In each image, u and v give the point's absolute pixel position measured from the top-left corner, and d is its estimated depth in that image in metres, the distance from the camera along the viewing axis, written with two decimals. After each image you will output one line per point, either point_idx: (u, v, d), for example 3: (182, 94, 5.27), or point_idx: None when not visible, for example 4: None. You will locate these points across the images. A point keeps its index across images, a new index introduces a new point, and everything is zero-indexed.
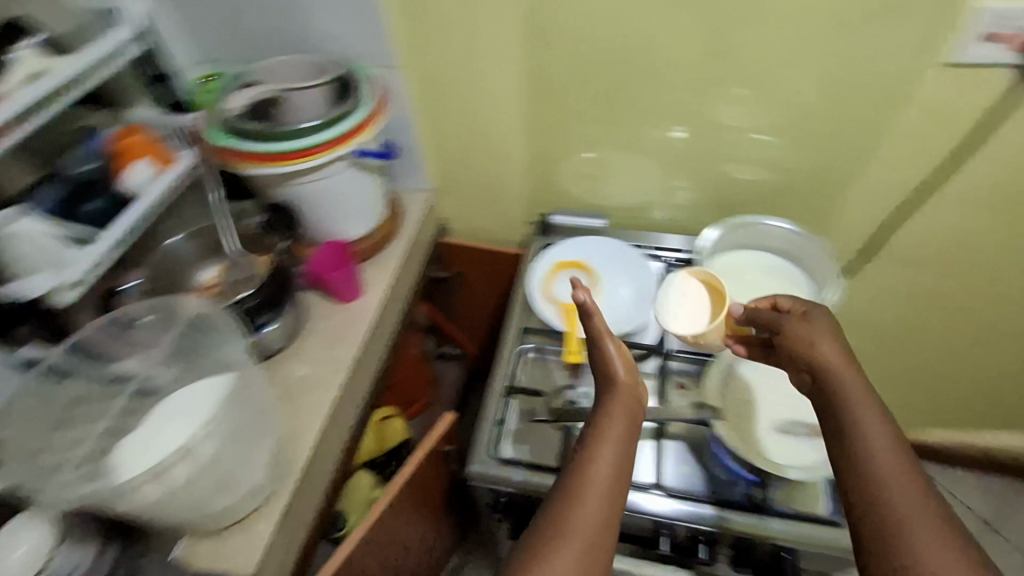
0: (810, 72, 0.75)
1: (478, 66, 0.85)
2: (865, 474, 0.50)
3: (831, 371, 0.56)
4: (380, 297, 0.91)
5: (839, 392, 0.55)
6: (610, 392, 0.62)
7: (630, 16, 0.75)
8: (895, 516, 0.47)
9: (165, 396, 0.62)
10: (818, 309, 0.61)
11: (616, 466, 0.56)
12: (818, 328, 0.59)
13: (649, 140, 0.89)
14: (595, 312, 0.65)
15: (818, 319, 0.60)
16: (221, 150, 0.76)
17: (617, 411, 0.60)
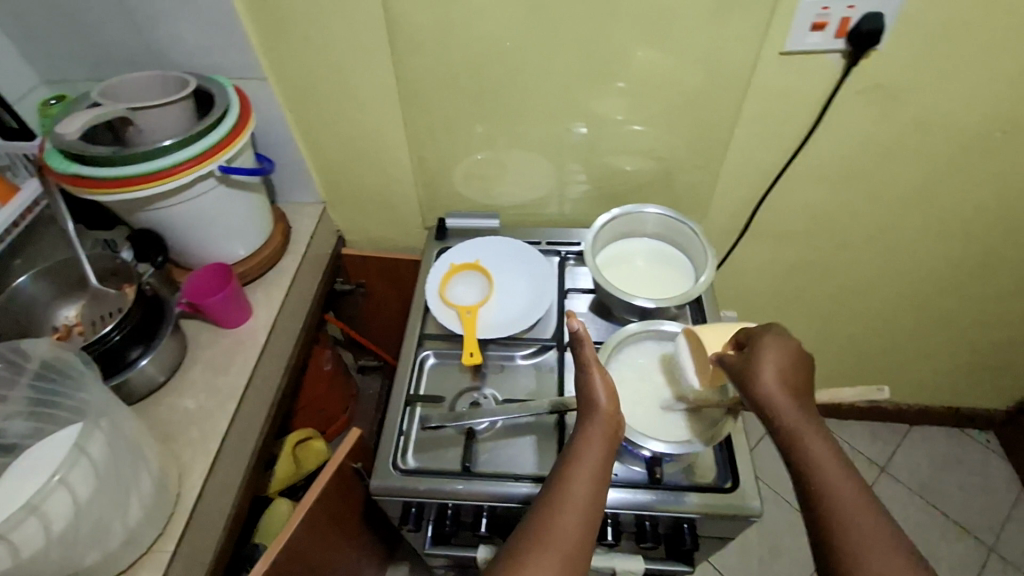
0: (667, 66, 0.79)
1: (349, 74, 0.84)
2: (815, 495, 0.52)
3: (777, 403, 0.56)
4: (272, 317, 0.88)
5: (791, 422, 0.56)
6: (591, 417, 0.62)
7: (491, 20, 0.76)
8: (844, 531, 0.50)
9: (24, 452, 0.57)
10: (767, 339, 0.60)
11: (594, 488, 0.57)
12: (769, 358, 0.58)
13: (530, 139, 0.91)
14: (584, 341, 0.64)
15: (766, 348, 0.59)
16: (64, 178, 0.70)
17: (597, 435, 0.61)
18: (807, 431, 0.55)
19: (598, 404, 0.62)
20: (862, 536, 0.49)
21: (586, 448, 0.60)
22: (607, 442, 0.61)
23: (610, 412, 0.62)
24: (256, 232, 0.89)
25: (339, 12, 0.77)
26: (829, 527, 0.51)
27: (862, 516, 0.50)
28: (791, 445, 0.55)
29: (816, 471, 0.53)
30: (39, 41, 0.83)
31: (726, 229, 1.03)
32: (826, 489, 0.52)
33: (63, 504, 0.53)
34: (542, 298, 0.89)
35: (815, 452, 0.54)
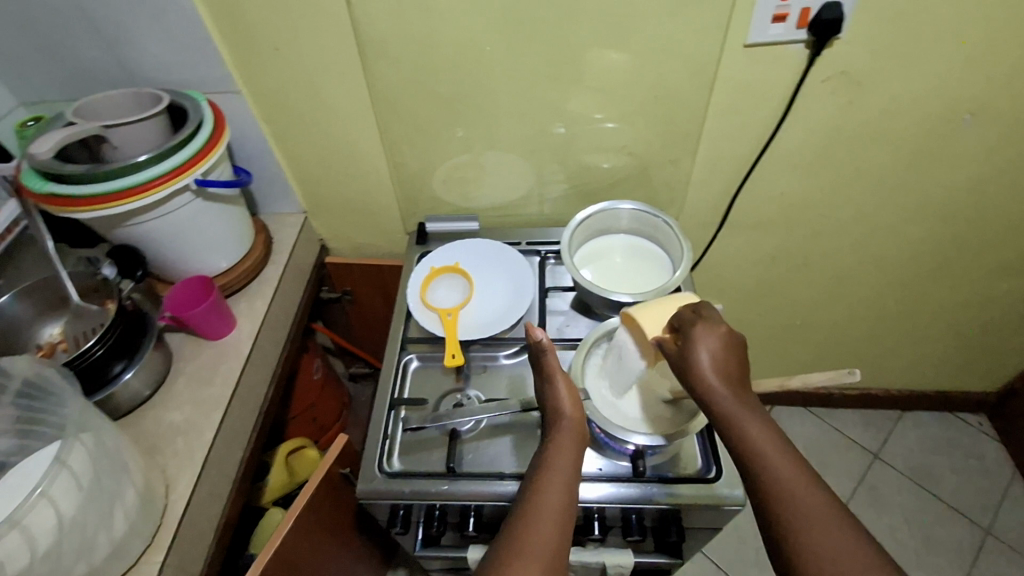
0: (635, 63, 0.80)
1: (320, 83, 0.85)
2: (764, 476, 0.54)
3: (716, 389, 0.58)
4: (255, 327, 0.89)
5: (731, 406, 0.57)
6: (559, 425, 0.65)
7: (458, 26, 0.77)
8: (796, 508, 0.51)
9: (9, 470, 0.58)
10: (699, 330, 0.62)
11: (566, 490, 0.59)
12: (702, 347, 0.60)
13: (505, 140, 0.92)
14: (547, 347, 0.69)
15: (698, 338, 0.61)
16: (42, 197, 0.70)
17: (566, 442, 0.63)
18: (745, 416, 0.57)
19: (563, 411, 0.65)
20: (807, 512, 0.51)
21: (555, 455, 0.62)
22: (575, 446, 0.63)
23: (575, 418, 0.65)
24: (236, 243, 0.90)
25: (308, 24, 0.78)
26: (781, 505, 0.52)
27: (805, 492, 0.52)
28: (735, 432, 0.57)
29: (759, 455, 0.54)
30: (15, 64, 0.84)
31: (705, 221, 1.04)
32: (772, 474, 0.53)
33: (46, 516, 0.54)
34: (522, 297, 0.90)
35: (756, 437, 0.55)
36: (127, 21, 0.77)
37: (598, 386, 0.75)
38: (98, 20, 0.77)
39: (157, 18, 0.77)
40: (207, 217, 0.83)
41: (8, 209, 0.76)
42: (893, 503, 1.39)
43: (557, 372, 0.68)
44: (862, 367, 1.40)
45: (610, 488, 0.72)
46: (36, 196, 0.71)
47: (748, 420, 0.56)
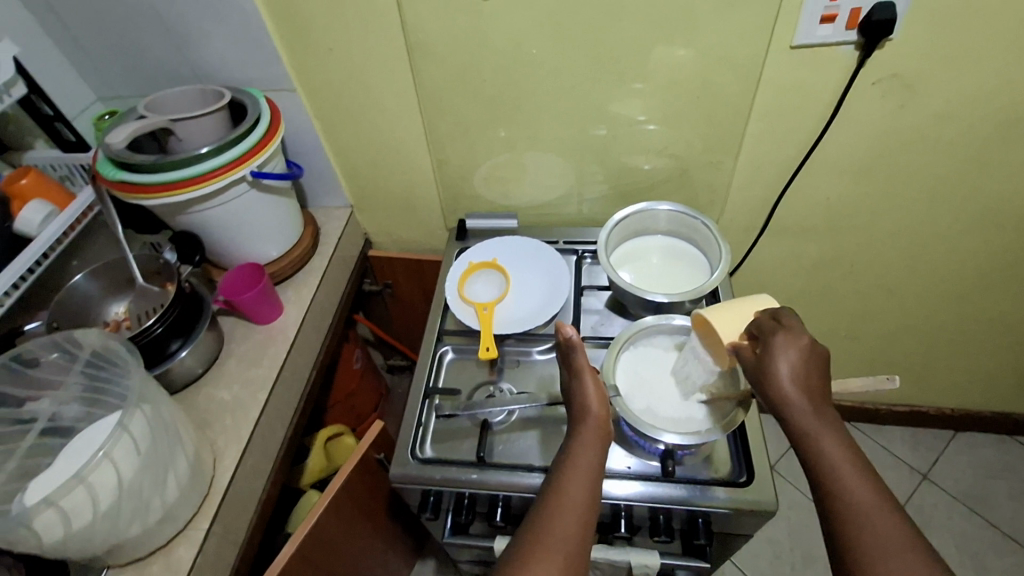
0: (677, 63, 0.80)
1: (368, 81, 0.88)
2: (835, 491, 0.53)
3: (794, 400, 0.56)
4: (301, 313, 0.93)
5: (806, 420, 0.56)
6: (583, 422, 0.65)
7: (502, 28, 0.78)
8: (864, 530, 0.50)
9: (83, 433, 0.64)
10: (779, 339, 0.59)
11: (588, 487, 0.59)
12: (784, 358, 0.58)
13: (545, 140, 0.93)
14: (577, 346, 0.67)
15: (778, 348, 0.59)
16: (112, 183, 0.76)
17: (590, 439, 0.63)
18: (821, 430, 0.55)
19: (589, 408, 0.65)
20: (876, 531, 0.50)
21: (576, 454, 0.62)
22: (599, 443, 0.63)
23: (602, 416, 0.65)
24: (285, 234, 0.94)
25: (359, 26, 0.81)
26: (850, 525, 0.51)
27: (876, 516, 0.51)
28: (809, 446, 0.55)
29: (830, 472, 0.54)
30: (96, 62, 0.91)
31: (747, 225, 1.03)
32: (843, 490, 0.52)
33: (107, 477, 0.58)
34: (557, 295, 0.90)
35: (832, 453, 0.54)
36: (195, 22, 0.83)
37: (630, 381, 0.75)
38: (170, 22, 0.83)
39: (221, 19, 0.82)
40: (260, 207, 0.87)
41: (85, 195, 0.80)
42: (943, 526, 1.32)
43: (586, 370, 0.67)
44: (910, 382, 1.34)
45: (638, 487, 0.72)
46: (106, 181, 0.76)
47: (823, 435, 0.55)
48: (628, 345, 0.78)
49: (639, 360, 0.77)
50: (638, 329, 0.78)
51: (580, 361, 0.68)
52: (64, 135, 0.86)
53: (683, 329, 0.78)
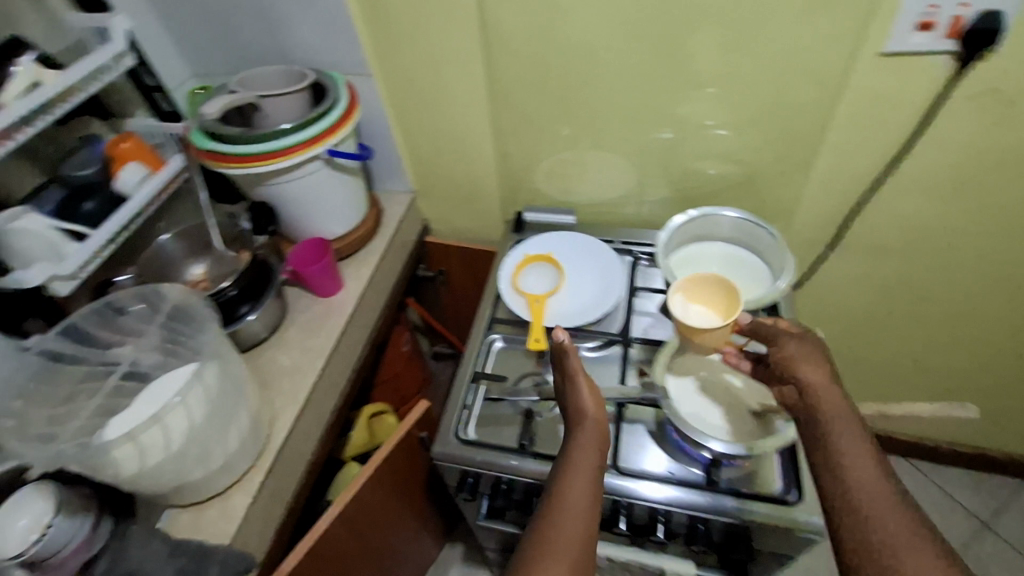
0: (755, 66, 0.79)
1: (442, 70, 0.91)
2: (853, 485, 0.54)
3: (825, 390, 0.59)
4: (359, 289, 0.96)
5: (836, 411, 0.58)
6: (582, 424, 0.64)
7: (579, 22, 0.79)
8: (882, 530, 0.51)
9: (158, 378, 0.70)
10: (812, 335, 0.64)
11: (592, 488, 0.57)
12: (815, 351, 0.63)
13: (611, 139, 0.94)
14: (569, 348, 0.68)
15: (811, 343, 0.63)
16: (203, 152, 0.81)
17: (588, 441, 0.62)
18: (845, 425, 0.57)
19: (587, 412, 0.64)
20: (893, 534, 0.51)
21: (577, 455, 0.60)
22: (596, 446, 0.62)
23: (599, 419, 0.64)
24: (351, 213, 0.98)
25: (439, 15, 0.83)
26: (871, 521, 0.52)
27: (892, 518, 0.52)
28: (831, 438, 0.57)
29: (844, 466, 0.55)
30: (194, 40, 0.98)
31: (813, 240, 0.99)
32: (860, 485, 0.54)
33: (180, 419, 0.64)
34: (610, 292, 0.90)
35: (854, 450, 0.56)
36: (286, 6, 0.87)
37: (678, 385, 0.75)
38: (263, 5, 0.88)
39: (311, 3, 0.86)
40: (330, 185, 0.91)
41: (176, 161, 0.85)
42: None
43: (580, 375, 0.66)
44: (980, 421, 1.26)
45: (676, 489, 0.70)
46: (198, 151, 0.82)
47: (837, 427, 0.57)
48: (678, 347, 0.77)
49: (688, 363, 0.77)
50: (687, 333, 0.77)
51: (568, 361, 0.67)
52: (161, 106, 0.92)
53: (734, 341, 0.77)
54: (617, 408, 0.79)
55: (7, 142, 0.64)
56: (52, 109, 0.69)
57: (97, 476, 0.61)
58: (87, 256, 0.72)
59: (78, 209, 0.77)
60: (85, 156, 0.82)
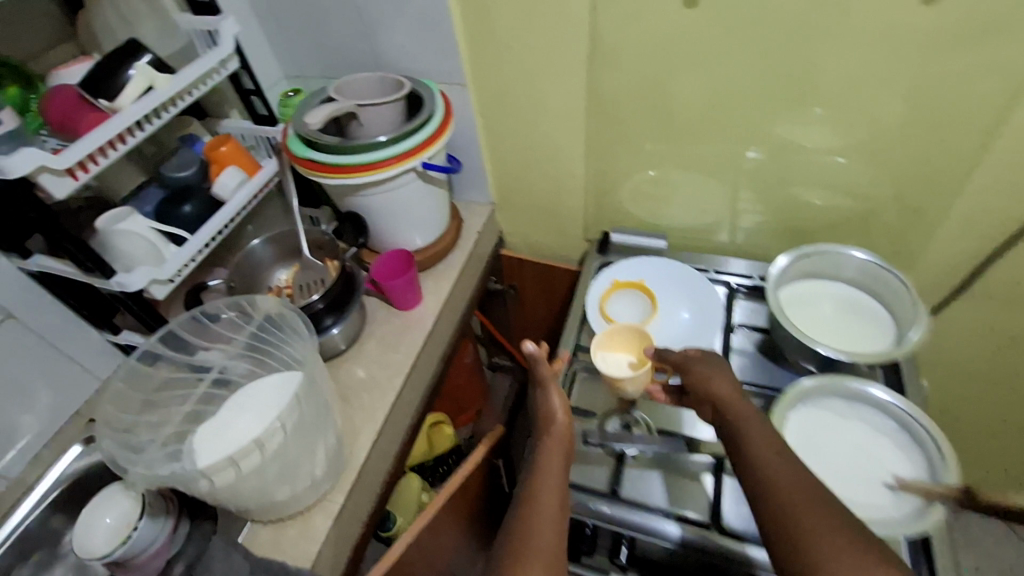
0: (898, 90, 0.72)
1: (540, 84, 0.87)
2: (760, 473, 0.53)
3: (730, 399, 0.61)
4: (439, 305, 0.94)
5: (741, 412, 0.59)
6: (549, 429, 0.68)
7: (696, 37, 0.75)
8: (785, 505, 0.49)
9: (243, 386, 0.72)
10: (712, 360, 0.67)
11: (558, 485, 0.60)
12: (711, 365, 0.66)
13: (711, 158, 0.89)
14: (541, 359, 0.72)
15: (710, 362, 0.66)
16: (298, 159, 0.79)
17: (555, 448, 0.65)
18: (749, 421, 0.58)
19: (554, 418, 0.69)
20: (798, 506, 0.49)
21: (545, 456, 0.64)
22: (562, 450, 0.66)
23: (565, 425, 0.68)
24: (434, 226, 0.96)
25: (547, 27, 0.79)
26: (775, 501, 0.50)
27: (798, 492, 0.50)
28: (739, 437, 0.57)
29: (762, 467, 0.54)
30: (290, 43, 0.97)
31: (932, 283, 0.91)
32: (766, 471, 0.53)
33: (275, 441, 0.62)
34: (708, 330, 0.85)
35: (758, 441, 0.56)
36: (389, 12, 0.85)
37: (801, 437, 0.65)
38: (365, 9, 0.86)
39: (413, 10, 0.84)
40: (420, 198, 0.89)
41: (270, 166, 0.85)
42: None
43: (549, 382, 0.72)
44: None
45: None
46: (293, 158, 0.80)
47: (750, 431, 0.57)
48: (804, 394, 0.68)
49: (805, 412, 0.67)
50: (814, 379, 0.68)
51: (539, 371, 0.73)
52: (257, 109, 0.88)
53: (889, 406, 0.66)
54: (716, 461, 0.74)
55: (117, 146, 0.64)
56: (159, 113, 0.69)
57: (189, 488, 0.60)
58: (183, 262, 0.72)
59: (177, 212, 0.77)
60: (184, 156, 0.82)
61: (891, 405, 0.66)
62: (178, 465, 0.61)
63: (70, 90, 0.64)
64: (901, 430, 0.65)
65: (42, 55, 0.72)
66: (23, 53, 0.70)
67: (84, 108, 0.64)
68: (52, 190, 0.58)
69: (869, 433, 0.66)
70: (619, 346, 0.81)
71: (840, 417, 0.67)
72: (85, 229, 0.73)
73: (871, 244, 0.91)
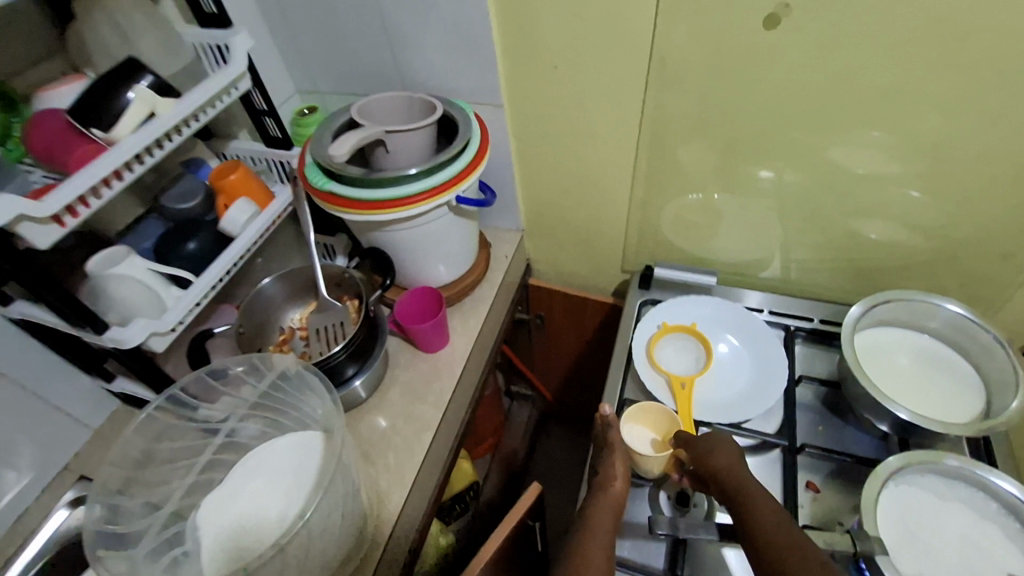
0: (999, 126, 0.64)
1: (585, 108, 0.79)
2: (761, 543, 0.51)
3: (733, 469, 0.60)
4: (469, 347, 0.85)
5: (743, 482, 0.58)
6: (603, 493, 0.62)
7: (769, 60, 0.66)
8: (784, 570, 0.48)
9: (251, 451, 0.64)
10: (716, 435, 0.64)
11: (606, 550, 0.55)
12: (717, 437, 0.64)
13: (771, 189, 0.81)
14: (612, 422, 0.69)
15: (714, 435, 0.65)
16: (318, 193, 0.71)
17: (603, 511, 0.60)
18: (755, 491, 0.56)
19: (612, 481, 0.63)
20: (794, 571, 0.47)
21: (591, 521, 0.59)
22: (614, 512, 0.60)
23: (617, 493, 0.62)
24: (463, 259, 0.87)
25: (599, 46, 0.71)
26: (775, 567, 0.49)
27: (794, 558, 0.48)
28: (741, 510, 0.55)
29: (769, 542, 0.51)
30: (306, 57, 0.89)
31: (1011, 329, 0.83)
32: (765, 541, 0.51)
33: (299, 537, 0.54)
34: (770, 384, 0.77)
35: (758, 511, 0.54)
36: (419, 26, 0.77)
37: (893, 522, 0.59)
38: (393, 22, 0.77)
39: (446, 25, 0.75)
40: (451, 232, 0.81)
41: (284, 195, 0.76)
42: None
43: (618, 446, 0.67)
44: None
45: None
46: (312, 191, 0.71)
47: (757, 507, 0.54)
48: (896, 471, 0.61)
49: (895, 491, 0.61)
50: (907, 453, 0.61)
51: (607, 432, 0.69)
52: (270, 131, 0.79)
53: (997, 488, 0.59)
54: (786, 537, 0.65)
55: (113, 183, 0.56)
56: (162, 143, 0.60)
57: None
58: (187, 310, 0.63)
59: (181, 251, 0.67)
60: (188, 183, 0.74)
61: (995, 487, 0.59)
62: (180, 549, 0.56)
63: (60, 117, 0.55)
64: (1007, 515, 0.59)
65: (28, 72, 0.63)
66: (5, 71, 0.61)
67: (75, 138, 0.55)
68: (33, 240, 0.49)
69: (970, 518, 0.59)
70: (644, 420, 0.75)
71: (937, 497, 0.60)
72: (75, 273, 0.64)
73: (944, 285, 0.83)
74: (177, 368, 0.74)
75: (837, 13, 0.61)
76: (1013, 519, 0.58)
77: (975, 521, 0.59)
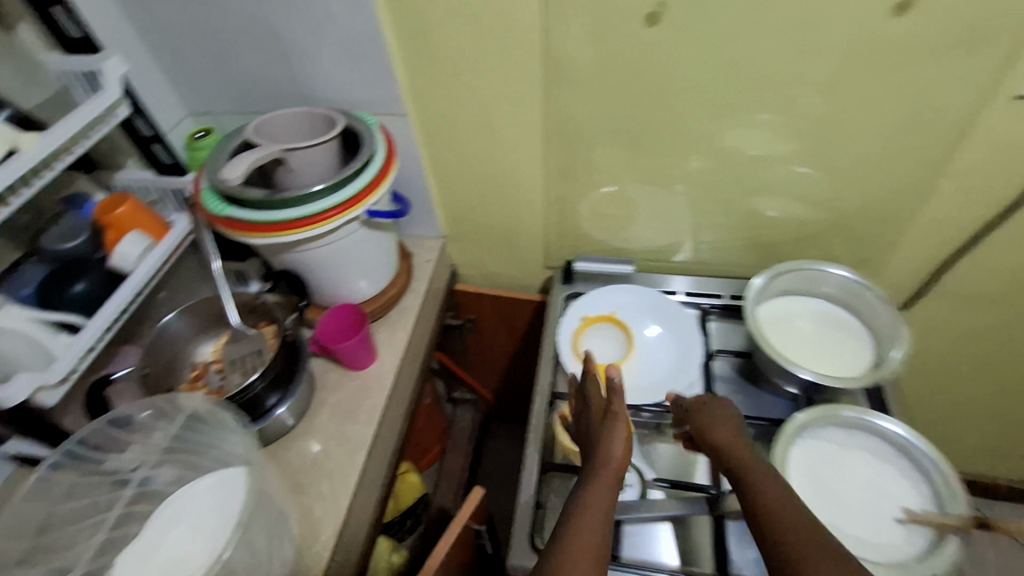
0: (864, 104, 0.71)
1: (491, 111, 0.79)
2: (770, 519, 0.49)
3: (738, 446, 0.58)
4: (398, 359, 0.84)
5: (750, 459, 0.56)
6: (602, 467, 0.57)
7: (658, 53, 0.70)
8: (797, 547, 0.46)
9: (166, 498, 0.61)
10: (721, 406, 0.64)
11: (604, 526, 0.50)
12: (723, 413, 0.63)
13: (675, 176, 0.85)
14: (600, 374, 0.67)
15: (719, 410, 0.64)
16: (217, 218, 0.68)
17: (603, 484, 0.55)
18: (763, 468, 0.55)
19: (612, 453, 0.58)
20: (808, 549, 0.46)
21: (591, 495, 0.53)
22: (612, 491, 0.54)
23: (619, 466, 0.57)
24: (384, 272, 0.86)
25: (499, 49, 0.72)
26: (792, 542, 0.47)
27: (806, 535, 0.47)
28: (749, 484, 0.54)
29: (780, 519, 0.49)
30: (195, 76, 0.84)
31: (896, 286, 0.92)
32: (780, 517, 0.49)
33: None
34: (690, 362, 0.81)
35: (768, 487, 0.52)
36: (314, 39, 0.75)
37: (803, 475, 0.63)
38: (285, 35, 0.75)
39: (342, 37, 0.74)
40: (367, 246, 0.80)
41: (179, 227, 0.73)
42: None
43: (623, 415, 0.61)
44: None
45: None
46: (211, 216, 0.69)
47: (764, 481, 0.53)
48: (804, 427, 0.66)
49: (805, 446, 0.66)
50: (814, 409, 0.66)
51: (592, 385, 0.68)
52: (161, 158, 0.76)
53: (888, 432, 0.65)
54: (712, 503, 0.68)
55: None
56: (30, 179, 0.55)
57: None
58: (79, 358, 0.58)
59: (66, 296, 0.62)
60: (70, 223, 0.69)
61: (888, 431, 0.65)
62: None
63: None
64: (900, 456, 0.65)
65: None
66: None
67: None
68: None
69: (870, 461, 0.65)
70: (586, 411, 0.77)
71: (841, 447, 0.66)
72: None
73: (836, 252, 0.90)
74: (77, 421, 0.69)
75: (714, 7, 0.64)
76: (907, 459, 0.64)
77: (875, 464, 0.64)
